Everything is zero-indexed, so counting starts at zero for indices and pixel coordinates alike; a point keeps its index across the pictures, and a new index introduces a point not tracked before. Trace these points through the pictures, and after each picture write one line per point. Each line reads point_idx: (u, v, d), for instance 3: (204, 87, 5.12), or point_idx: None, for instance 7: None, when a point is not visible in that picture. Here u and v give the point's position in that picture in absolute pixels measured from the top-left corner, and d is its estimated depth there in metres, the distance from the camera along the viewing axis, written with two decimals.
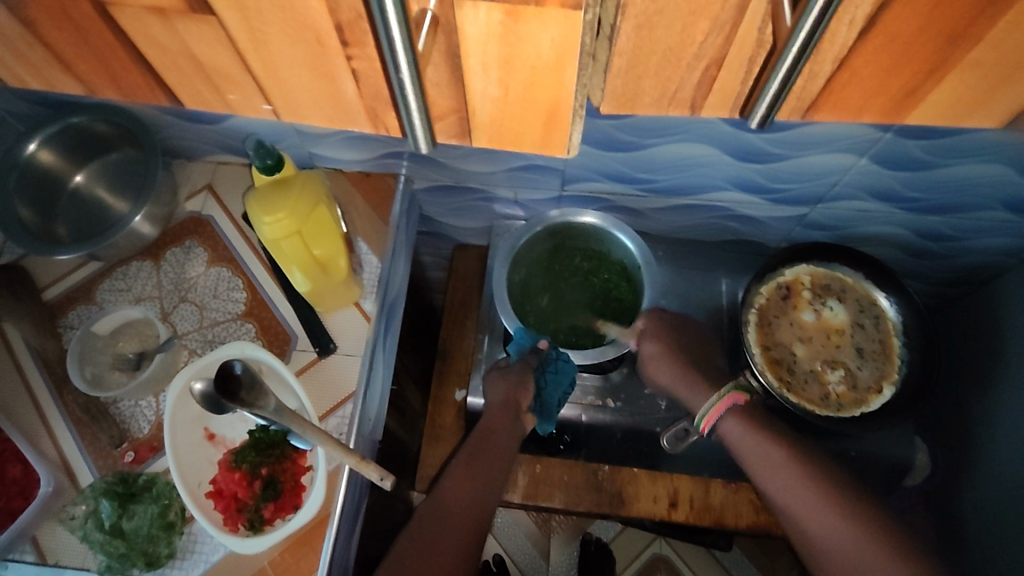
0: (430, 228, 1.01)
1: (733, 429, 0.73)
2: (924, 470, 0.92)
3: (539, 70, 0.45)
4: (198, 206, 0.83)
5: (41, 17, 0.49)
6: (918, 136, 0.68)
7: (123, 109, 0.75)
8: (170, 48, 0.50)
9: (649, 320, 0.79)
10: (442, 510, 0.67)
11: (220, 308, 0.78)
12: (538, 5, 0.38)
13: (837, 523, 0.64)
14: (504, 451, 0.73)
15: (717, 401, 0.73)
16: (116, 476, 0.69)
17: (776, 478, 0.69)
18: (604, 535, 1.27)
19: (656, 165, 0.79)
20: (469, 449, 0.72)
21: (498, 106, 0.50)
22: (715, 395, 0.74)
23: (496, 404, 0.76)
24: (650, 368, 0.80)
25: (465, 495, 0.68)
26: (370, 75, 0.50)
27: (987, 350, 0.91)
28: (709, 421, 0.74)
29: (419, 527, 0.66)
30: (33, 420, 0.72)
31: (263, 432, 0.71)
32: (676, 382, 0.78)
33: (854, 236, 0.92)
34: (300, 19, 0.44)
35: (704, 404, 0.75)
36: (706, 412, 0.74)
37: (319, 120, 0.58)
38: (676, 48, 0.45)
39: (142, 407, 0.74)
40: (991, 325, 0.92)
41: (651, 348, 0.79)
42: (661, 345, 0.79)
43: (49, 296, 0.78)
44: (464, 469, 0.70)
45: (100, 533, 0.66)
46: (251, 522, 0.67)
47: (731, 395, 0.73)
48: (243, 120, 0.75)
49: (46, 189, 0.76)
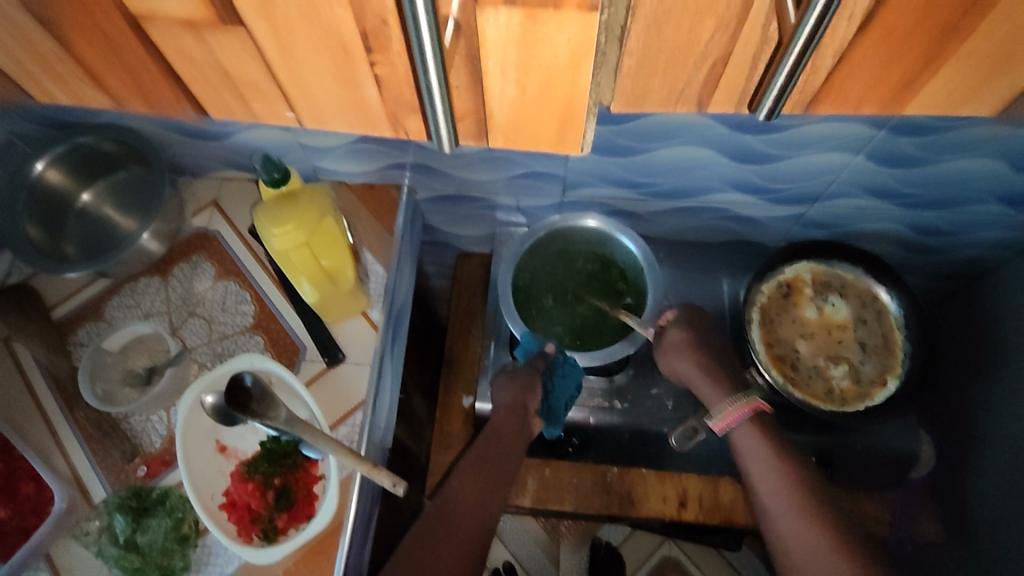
0: (433, 237, 1.02)
1: (748, 436, 0.75)
2: (930, 462, 0.91)
3: (555, 71, 0.44)
4: (203, 221, 0.84)
5: (52, 39, 0.50)
6: (914, 132, 0.70)
7: (131, 128, 0.77)
8: (185, 64, 0.51)
9: (681, 310, 0.82)
10: (450, 511, 0.67)
11: (228, 322, 0.79)
12: (556, 8, 0.38)
13: (829, 550, 0.67)
14: (512, 452, 0.74)
15: (741, 404, 0.75)
16: (129, 491, 0.70)
17: (766, 478, 0.72)
18: (613, 538, 1.28)
19: (657, 168, 0.80)
20: (476, 449, 0.73)
21: (515, 108, 0.49)
22: (741, 399, 0.76)
23: (503, 407, 0.77)
24: (669, 356, 0.80)
25: (474, 493, 0.69)
26: (393, 83, 0.47)
27: (988, 342, 0.92)
28: (726, 422, 0.75)
29: (426, 527, 0.66)
30: (44, 438, 0.72)
31: (274, 443, 0.72)
32: (698, 376, 0.79)
33: (852, 233, 0.93)
34: (328, 30, 0.42)
35: (723, 403, 0.76)
36: (727, 412, 0.75)
37: (345, 127, 0.55)
38: (682, 49, 0.46)
39: (153, 422, 0.75)
40: (991, 317, 0.93)
41: (676, 336, 0.80)
42: (687, 334, 0.80)
43: (58, 314, 0.79)
44: (472, 468, 0.71)
45: (114, 548, 0.67)
46: (265, 532, 0.68)
47: (755, 403, 0.75)
48: (249, 136, 0.77)
49: (54, 208, 0.77)
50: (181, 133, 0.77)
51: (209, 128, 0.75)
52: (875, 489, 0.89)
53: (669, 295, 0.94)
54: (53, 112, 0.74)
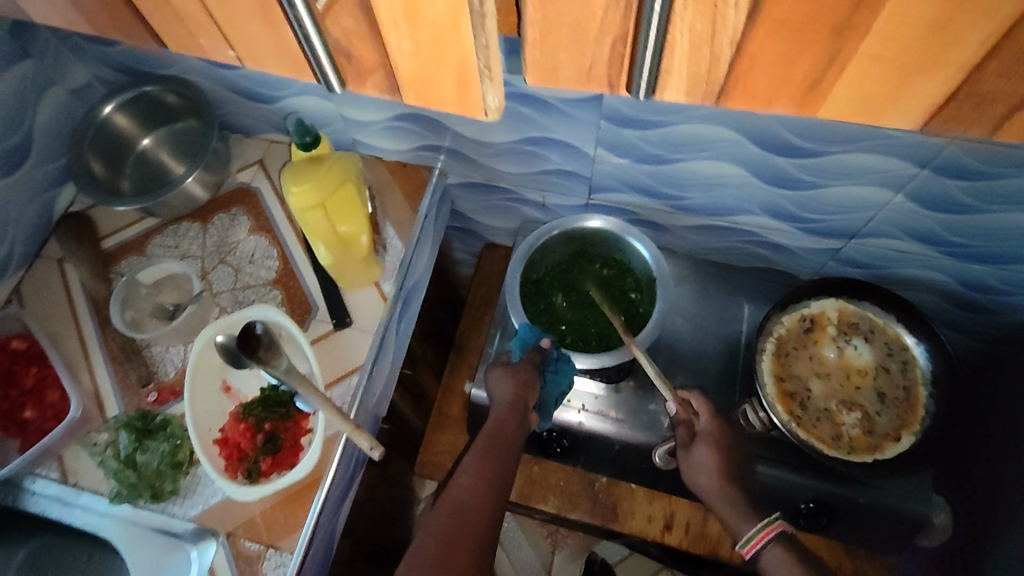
0: (461, 224, 1.05)
1: (780, 563, 0.66)
2: (943, 531, 0.83)
3: (439, 29, 0.37)
4: (247, 177, 0.90)
5: None
6: (958, 175, 0.67)
7: (190, 81, 0.83)
8: None
9: (709, 423, 0.74)
10: (457, 510, 0.62)
11: (253, 273, 0.84)
12: None
13: None
14: (512, 447, 0.68)
15: (767, 524, 0.67)
16: (138, 412, 0.75)
17: None
18: (610, 557, 1.25)
19: (685, 180, 0.80)
20: (481, 446, 0.67)
21: (410, 67, 0.41)
22: (764, 517, 0.68)
23: (504, 403, 0.72)
24: (691, 471, 0.72)
25: (478, 492, 0.64)
26: None
27: (1006, 409, 0.85)
28: (754, 547, 0.67)
29: (433, 526, 0.61)
30: (76, 353, 0.79)
31: (272, 390, 0.76)
32: (716, 493, 0.71)
33: (892, 277, 0.89)
34: None
35: (749, 526, 0.68)
36: (753, 535, 0.67)
37: None
38: (584, 23, 0.36)
39: (172, 353, 0.80)
40: (1015, 380, 0.86)
41: (703, 456, 0.72)
42: (717, 458, 0.71)
43: (107, 245, 0.86)
44: (478, 467, 0.66)
45: (116, 461, 0.72)
46: (249, 471, 0.71)
47: (778, 522, 0.68)
48: (296, 102, 0.83)
49: (116, 147, 0.84)
50: (239, 93, 0.84)
51: (262, 90, 0.81)
52: (876, 549, 0.90)
53: (683, 313, 0.93)
54: (128, 58, 0.82)
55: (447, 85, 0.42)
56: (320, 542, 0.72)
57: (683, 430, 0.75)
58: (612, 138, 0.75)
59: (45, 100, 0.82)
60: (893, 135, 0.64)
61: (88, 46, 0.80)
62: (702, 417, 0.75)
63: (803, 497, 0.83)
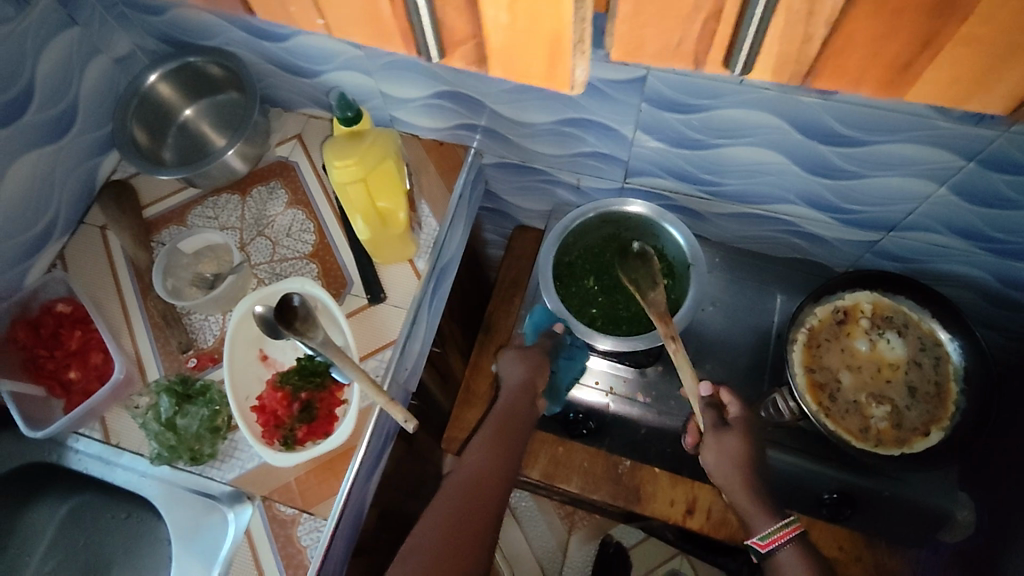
0: (494, 206, 1.05)
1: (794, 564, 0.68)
2: (965, 530, 0.85)
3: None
4: (286, 152, 0.91)
5: None
6: (1004, 169, 0.66)
7: (233, 53, 0.84)
8: None
9: (738, 411, 0.74)
10: (471, 481, 0.64)
11: (290, 246, 0.85)
12: None
13: None
14: (524, 425, 0.70)
15: (787, 525, 0.69)
16: (178, 376, 0.76)
17: None
18: (625, 540, 1.27)
19: (724, 166, 0.79)
20: (496, 420, 0.69)
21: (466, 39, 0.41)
22: (784, 517, 0.70)
23: (514, 384, 0.73)
24: (714, 452, 0.71)
25: (490, 467, 0.65)
26: None
27: None
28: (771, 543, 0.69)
29: (448, 495, 0.63)
30: (118, 318, 0.81)
31: (309, 360, 0.77)
32: (737, 483, 0.70)
33: (929, 271, 0.88)
34: None
35: (767, 523, 0.69)
36: (773, 532, 0.69)
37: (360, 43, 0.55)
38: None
39: (210, 322, 0.81)
40: None
41: (731, 443, 0.71)
42: (744, 445, 0.71)
43: (149, 214, 0.87)
44: (490, 441, 0.67)
45: (156, 423, 0.74)
46: (285, 439, 0.73)
47: (796, 524, 0.70)
48: (336, 76, 0.84)
49: (159, 117, 0.85)
50: (280, 66, 0.85)
51: (304, 62, 0.81)
52: (897, 544, 0.89)
53: (713, 301, 0.93)
54: (174, 28, 0.82)
55: (507, 57, 0.42)
56: (351, 510, 0.74)
57: (710, 413, 0.74)
58: (654, 121, 0.74)
59: (92, 68, 0.83)
60: (941, 126, 0.63)
61: (136, 16, 0.81)
62: (731, 408, 0.75)
63: (826, 487, 0.84)
